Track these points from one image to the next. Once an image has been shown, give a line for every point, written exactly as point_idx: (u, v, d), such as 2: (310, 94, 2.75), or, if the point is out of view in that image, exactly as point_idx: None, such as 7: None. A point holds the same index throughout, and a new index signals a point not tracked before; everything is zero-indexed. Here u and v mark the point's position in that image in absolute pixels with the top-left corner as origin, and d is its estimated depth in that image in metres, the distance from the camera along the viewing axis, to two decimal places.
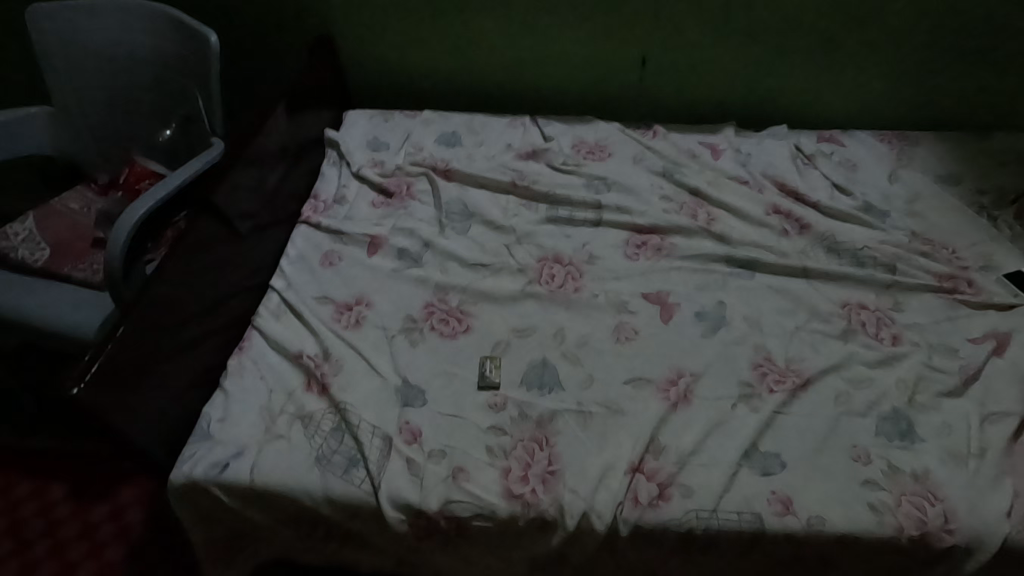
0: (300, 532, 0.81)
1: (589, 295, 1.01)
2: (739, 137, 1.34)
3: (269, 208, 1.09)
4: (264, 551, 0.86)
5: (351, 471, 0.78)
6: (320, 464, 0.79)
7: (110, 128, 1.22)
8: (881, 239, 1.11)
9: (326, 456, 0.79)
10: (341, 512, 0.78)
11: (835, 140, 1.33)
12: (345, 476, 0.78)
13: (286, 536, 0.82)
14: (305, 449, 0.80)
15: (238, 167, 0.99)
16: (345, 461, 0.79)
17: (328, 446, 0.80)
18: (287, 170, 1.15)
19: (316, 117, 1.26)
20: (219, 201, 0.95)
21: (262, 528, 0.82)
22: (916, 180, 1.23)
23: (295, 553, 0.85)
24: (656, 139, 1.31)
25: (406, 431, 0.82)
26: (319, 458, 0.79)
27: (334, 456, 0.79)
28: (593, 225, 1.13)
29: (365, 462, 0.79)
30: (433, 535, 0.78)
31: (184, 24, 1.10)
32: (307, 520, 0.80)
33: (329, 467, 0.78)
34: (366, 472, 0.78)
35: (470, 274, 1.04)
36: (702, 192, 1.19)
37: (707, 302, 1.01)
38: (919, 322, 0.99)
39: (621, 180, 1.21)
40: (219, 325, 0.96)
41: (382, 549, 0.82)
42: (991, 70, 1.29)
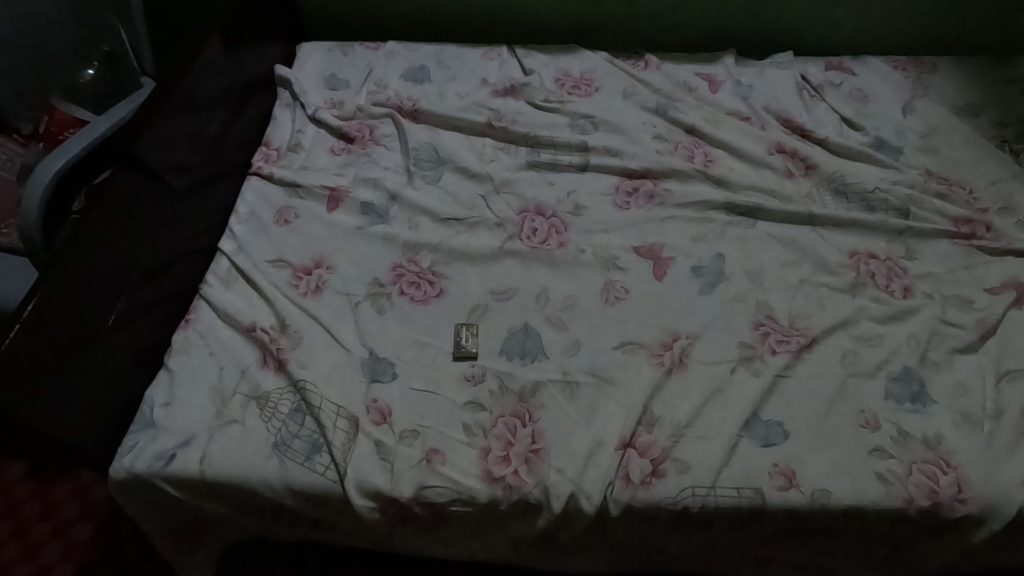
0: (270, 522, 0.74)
1: (575, 251, 0.91)
2: (739, 67, 1.21)
3: (211, 158, 0.96)
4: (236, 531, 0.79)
5: (312, 457, 0.71)
6: (278, 450, 0.71)
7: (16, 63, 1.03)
8: (894, 180, 1.01)
9: (285, 441, 0.72)
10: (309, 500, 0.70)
11: (844, 68, 1.20)
12: (307, 462, 0.70)
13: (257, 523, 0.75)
14: (260, 433, 0.72)
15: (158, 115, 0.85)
16: (306, 445, 0.72)
17: (286, 430, 0.72)
18: (231, 113, 1.02)
19: (262, 50, 1.11)
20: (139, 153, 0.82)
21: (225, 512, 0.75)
22: (932, 113, 1.12)
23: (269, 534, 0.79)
24: (648, 71, 1.18)
25: (374, 412, 0.74)
26: (278, 443, 0.72)
27: (293, 440, 0.72)
28: (579, 170, 1.02)
29: (328, 446, 0.71)
30: (412, 521, 0.72)
31: None
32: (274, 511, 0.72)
33: (287, 453, 0.71)
34: (330, 457, 0.71)
35: (443, 230, 0.93)
36: (699, 130, 1.07)
37: (703, 255, 0.92)
38: (933, 272, 0.91)
39: (609, 118, 1.08)
40: (158, 298, 0.85)
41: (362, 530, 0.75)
42: None
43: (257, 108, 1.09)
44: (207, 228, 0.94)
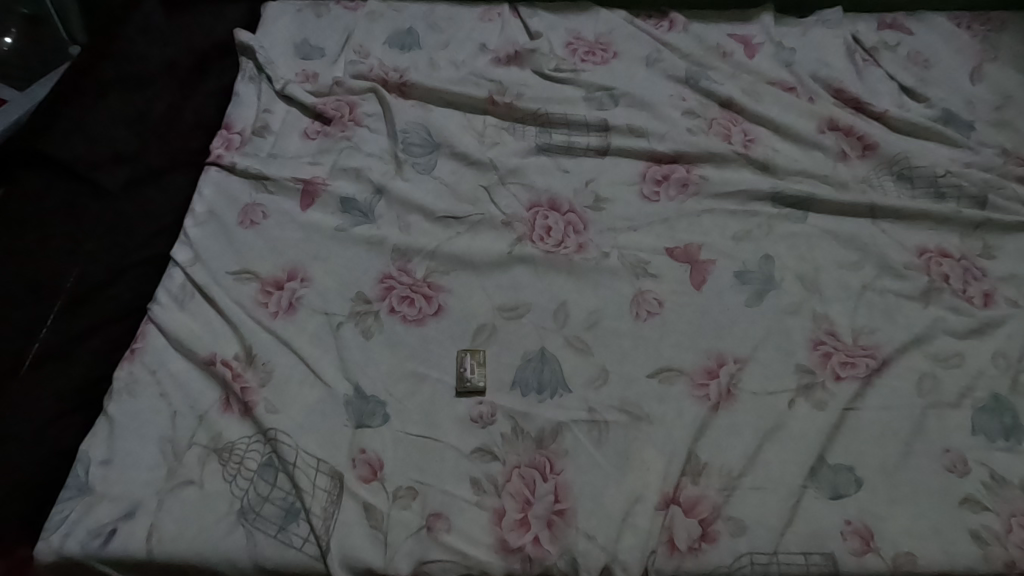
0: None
1: (597, 255, 0.76)
2: (779, 26, 1.03)
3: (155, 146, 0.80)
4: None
5: (287, 526, 0.58)
6: (244, 520, 0.58)
7: None
8: (966, 161, 0.86)
9: (252, 508, 0.58)
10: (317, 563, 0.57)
11: (899, 27, 1.04)
12: (280, 534, 0.57)
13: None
14: (219, 496, 0.59)
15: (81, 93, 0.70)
16: (279, 512, 0.59)
17: (255, 493, 0.59)
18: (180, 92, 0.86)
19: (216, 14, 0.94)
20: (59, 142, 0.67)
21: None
22: (1006, 79, 0.96)
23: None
24: (673, 33, 1.01)
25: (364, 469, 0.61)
26: (245, 507, 0.58)
27: (262, 506, 0.59)
28: (599, 154, 0.86)
29: (305, 513, 0.58)
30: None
31: None
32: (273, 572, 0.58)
33: (255, 523, 0.58)
34: (308, 527, 0.58)
35: (439, 231, 0.78)
36: (737, 104, 0.91)
37: (748, 256, 0.78)
38: (1017, 273, 0.77)
39: (632, 90, 0.92)
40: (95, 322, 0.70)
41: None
42: None
43: (214, 84, 0.92)
44: (156, 233, 0.78)
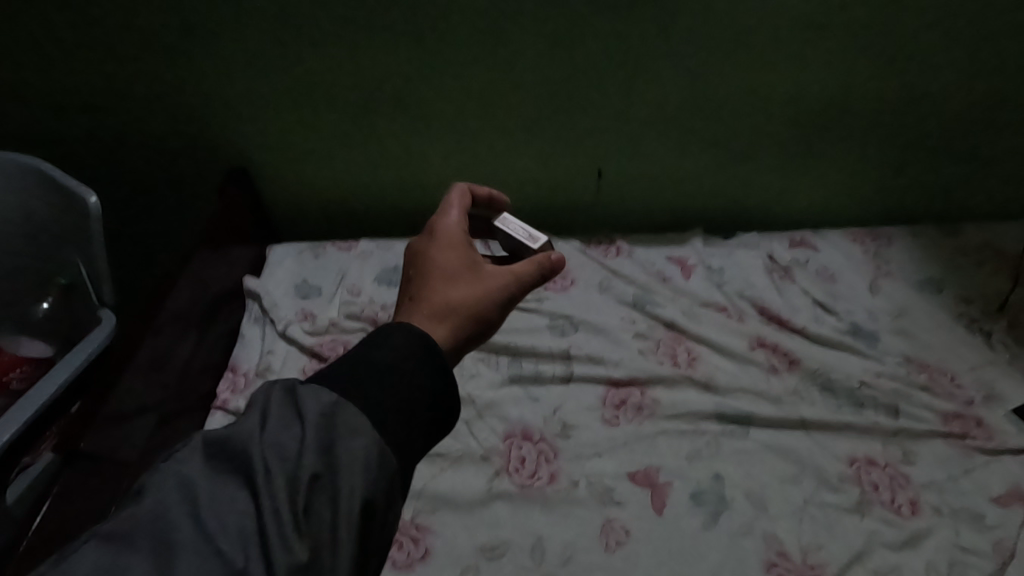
0: (438, 258, 0.63)
1: (567, 485, 0.86)
2: (707, 248, 1.24)
3: (178, 391, 0.91)
4: (462, 293, 0.60)
5: (314, 521, 0.41)
6: (208, 493, 0.41)
7: None
8: (875, 372, 1.02)
9: (289, 454, 0.43)
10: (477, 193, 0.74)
11: (807, 244, 1.25)
12: (314, 494, 0.42)
13: (463, 237, 0.67)
14: (272, 408, 0.45)
15: (131, 364, 0.82)
16: (353, 473, 0.42)
17: (390, 342, 0.50)
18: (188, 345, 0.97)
19: (223, 260, 1.07)
20: (110, 412, 0.78)
21: (430, 425, 0.49)
22: (899, 293, 1.15)
23: (503, 288, 0.63)
24: (620, 259, 1.20)
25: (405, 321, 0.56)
26: (289, 443, 0.43)
27: (364, 415, 0.45)
28: (563, 381, 0.99)
29: (335, 531, 0.41)
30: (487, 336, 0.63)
31: (57, 185, 0.94)
32: (423, 240, 0.67)
33: (258, 476, 0.41)
34: (350, 532, 0.41)
35: (425, 467, 0.87)
36: (679, 326, 1.07)
37: (700, 476, 0.88)
38: (936, 480, 0.89)
39: (588, 317, 1.08)
40: None
41: (461, 341, 0.58)
42: (955, 163, 1.24)
43: (223, 330, 1.04)
44: None
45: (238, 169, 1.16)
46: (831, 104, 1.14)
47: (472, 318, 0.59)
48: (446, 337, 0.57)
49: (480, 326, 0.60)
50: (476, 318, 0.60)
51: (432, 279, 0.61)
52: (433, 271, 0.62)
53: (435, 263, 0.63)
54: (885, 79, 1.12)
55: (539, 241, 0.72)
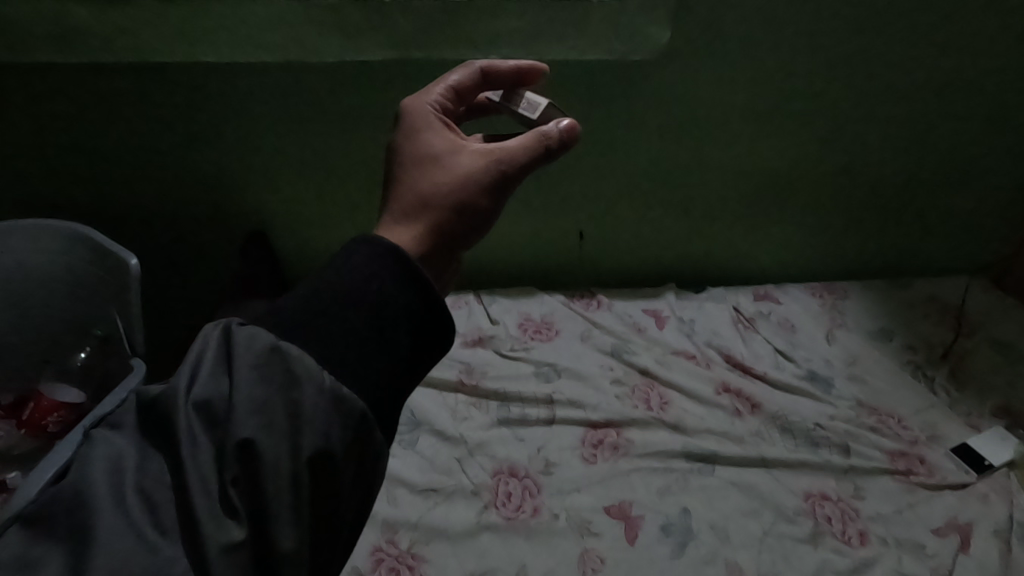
0: (421, 150, 0.65)
1: (549, 517, 0.95)
2: (679, 301, 1.37)
3: None
4: (442, 185, 0.62)
5: (247, 480, 0.43)
6: (140, 461, 0.43)
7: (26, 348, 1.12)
8: (829, 414, 1.12)
9: (220, 412, 0.44)
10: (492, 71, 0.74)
11: (770, 297, 1.38)
12: (244, 455, 0.43)
13: (449, 128, 0.68)
14: (205, 364, 0.46)
15: None
16: (284, 426, 0.44)
17: (359, 269, 0.50)
18: None
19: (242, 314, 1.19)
20: None
21: (405, 359, 0.49)
22: (852, 342, 1.27)
23: (486, 169, 0.63)
24: (600, 311, 1.33)
25: (381, 231, 0.60)
26: (219, 403, 0.44)
27: (301, 358, 0.45)
28: (547, 422, 1.09)
29: (267, 489, 0.42)
30: (480, 226, 0.64)
31: (99, 247, 1.06)
32: (408, 126, 0.68)
33: (183, 440, 0.42)
34: (285, 487, 0.43)
35: (421, 502, 0.97)
36: (652, 372, 1.18)
37: (670, 510, 0.97)
38: (883, 513, 0.98)
39: (570, 365, 1.19)
40: None
41: (443, 232, 0.61)
42: (899, 225, 1.39)
43: None
44: None
45: (257, 232, 1.30)
46: (784, 175, 1.29)
47: (452, 208, 0.61)
48: (425, 231, 0.60)
49: (465, 213, 0.62)
50: (457, 208, 0.61)
51: (413, 173, 0.64)
52: (416, 164, 0.65)
53: (418, 153, 0.65)
54: (830, 154, 1.27)
55: (539, 105, 0.73)
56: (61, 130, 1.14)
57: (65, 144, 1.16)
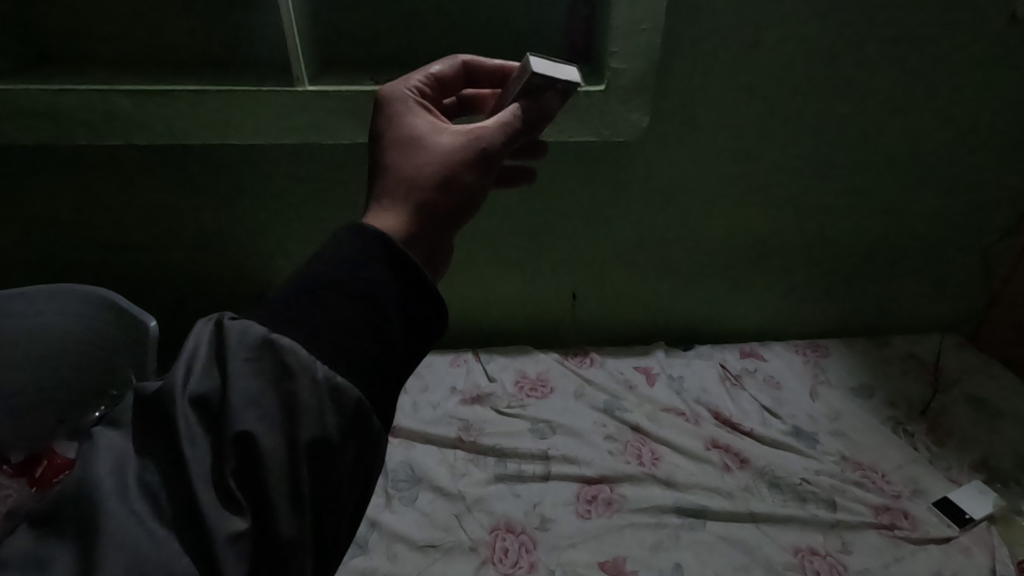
0: (398, 129, 0.64)
1: (545, 572, 0.98)
2: (669, 358, 1.43)
3: None
4: (426, 161, 0.60)
5: (247, 473, 0.42)
6: (140, 460, 0.42)
7: (46, 407, 1.17)
8: (815, 469, 1.17)
9: (216, 406, 0.43)
10: (473, 64, 0.79)
11: (755, 354, 1.44)
12: (242, 449, 0.42)
13: (426, 111, 0.68)
14: (199, 358, 0.45)
15: None
16: (281, 419, 0.43)
17: (342, 256, 0.49)
18: None
19: None
20: None
21: (399, 342, 0.48)
22: (835, 399, 1.33)
23: (464, 142, 0.61)
24: (593, 368, 1.39)
25: (367, 217, 0.56)
26: (216, 398, 0.44)
27: (293, 348, 0.44)
28: (543, 478, 1.13)
29: (267, 483, 0.42)
30: (472, 199, 0.61)
31: (123, 311, 1.13)
32: (386, 109, 0.67)
33: (181, 436, 0.42)
34: (286, 478, 0.42)
35: (420, 558, 1.00)
36: (643, 428, 1.23)
37: (662, 566, 1.00)
38: (870, 567, 1.00)
39: (565, 422, 1.24)
40: None
41: (434, 209, 0.58)
42: (875, 285, 1.47)
43: None
44: None
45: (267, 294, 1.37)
46: (763, 240, 1.39)
47: (435, 183, 0.58)
48: (414, 211, 0.57)
49: (455, 187, 0.59)
50: (445, 182, 0.59)
51: (396, 154, 0.61)
52: (396, 145, 0.62)
53: (396, 133, 0.63)
54: (804, 221, 1.37)
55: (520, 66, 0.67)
56: (93, 200, 1.23)
57: (92, 212, 1.25)
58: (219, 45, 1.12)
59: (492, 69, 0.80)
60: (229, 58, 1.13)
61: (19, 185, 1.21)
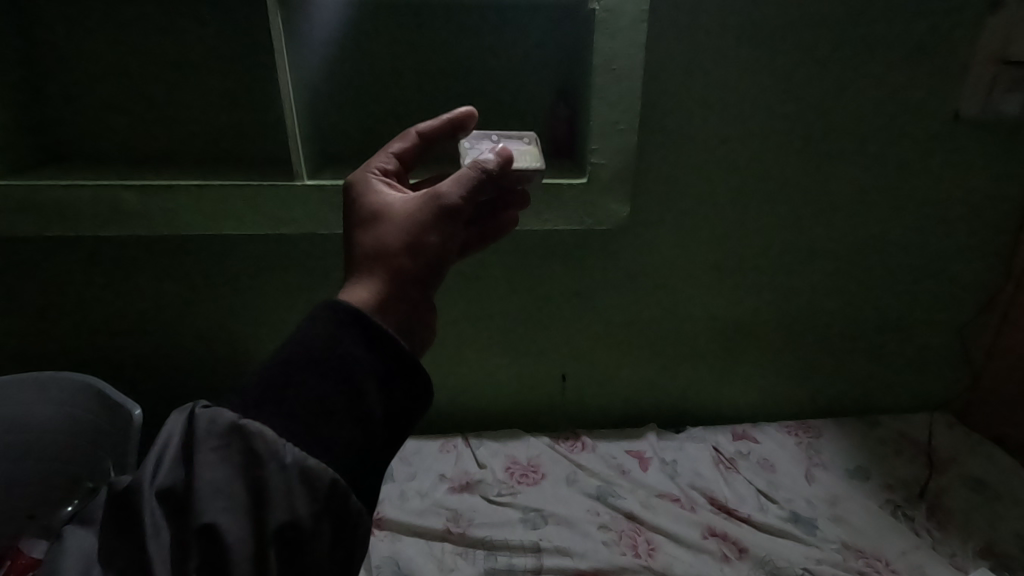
0: (364, 206, 0.66)
1: None
2: (661, 442, 1.41)
3: None
4: (392, 231, 0.62)
5: (207, 560, 0.44)
6: (109, 552, 0.46)
7: (15, 502, 1.12)
8: (815, 558, 1.12)
9: (182, 495, 0.46)
10: (427, 130, 0.77)
11: (748, 437, 1.43)
12: (207, 537, 0.44)
13: (391, 185, 0.70)
14: (170, 450, 0.49)
15: None
16: (246, 505, 0.45)
17: (317, 336, 0.50)
18: None
19: None
20: None
21: (378, 424, 0.49)
22: (832, 482, 1.30)
23: (429, 212, 0.63)
24: (585, 453, 1.36)
25: (342, 292, 0.58)
26: (181, 489, 0.47)
27: (260, 434, 0.46)
28: (534, 572, 1.08)
29: (232, 570, 0.43)
30: (441, 263, 0.63)
31: (106, 398, 1.11)
32: (350, 190, 0.69)
33: (145, 527, 0.45)
34: (251, 564, 0.44)
35: None
36: (638, 516, 1.19)
37: None
38: None
39: (558, 510, 1.20)
40: None
41: (405, 275, 0.59)
42: (859, 365, 1.48)
43: None
44: None
45: None
46: (745, 320, 1.42)
47: (405, 253, 0.60)
48: (385, 281, 0.58)
49: (423, 252, 0.61)
50: (412, 249, 0.60)
51: (364, 228, 0.63)
52: (364, 221, 0.64)
53: (361, 210, 0.65)
54: (785, 303, 1.41)
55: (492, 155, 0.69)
56: (89, 289, 1.26)
57: (85, 300, 1.27)
58: (223, 145, 1.19)
59: (444, 126, 0.77)
60: (231, 156, 1.20)
61: (19, 275, 1.24)
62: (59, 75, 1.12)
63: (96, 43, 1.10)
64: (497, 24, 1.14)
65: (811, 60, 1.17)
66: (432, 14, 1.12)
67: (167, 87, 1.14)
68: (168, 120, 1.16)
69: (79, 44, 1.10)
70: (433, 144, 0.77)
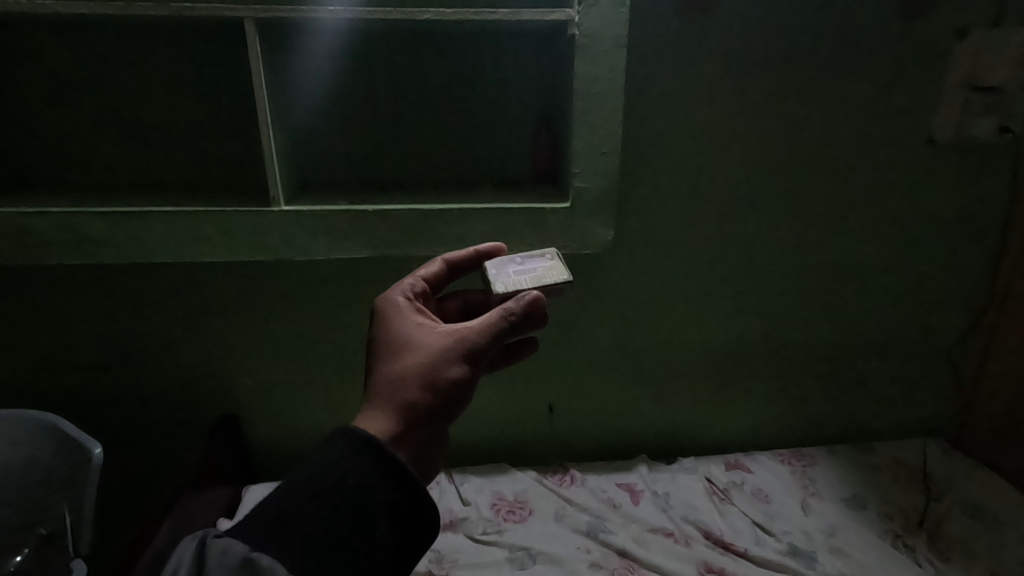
0: (391, 335, 0.71)
1: None
2: (652, 474, 1.37)
3: None
4: (411, 369, 0.66)
5: None
6: None
7: None
8: None
9: None
10: (455, 260, 0.83)
11: (741, 467, 1.39)
12: None
13: (421, 314, 0.74)
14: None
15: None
16: None
17: (331, 464, 0.58)
18: None
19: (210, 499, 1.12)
20: None
21: (386, 549, 0.57)
22: (829, 513, 1.26)
23: (448, 354, 0.66)
24: (574, 486, 1.31)
25: (359, 420, 0.64)
26: None
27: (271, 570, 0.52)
28: None
29: None
30: (458, 400, 0.66)
31: (63, 435, 1.05)
32: (382, 312, 0.75)
33: None
34: None
35: None
36: (631, 553, 1.13)
37: None
38: None
39: (547, 549, 1.14)
40: None
41: (417, 414, 0.64)
42: (849, 390, 1.46)
43: None
44: None
45: (229, 416, 1.30)
46: (733, 345, 1.40)
47: (418, 391, 0.64)
48: (397, 417, 0.63)
49: (441, 390, 0.64)
50: (432, 386, 0.64)
51: (385, 361, 0.68)
52: (387, 351, 0.69)
53: (389, 338, 0.70)
54: (772, 328, 1.39)
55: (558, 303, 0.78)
56: (52, 320, 1.20)
57: (47, 333, 1.21)
58: (198, 173, 1.16)
59: (470, 256, 0.84)
60: (207, 184, 1.18)
61: None
62: (28, 100, 1.09)
63: (69, 68, 1.08)
64: (477, 53, 1.14)
65: (788, 86, 1.19)
66: (413, 44, 1.12)
67: (142, 114, 1.12)
68: (142, 147, 1.14)
69: (49, 69, 1.08)
70: (459, 273, 0.84)
